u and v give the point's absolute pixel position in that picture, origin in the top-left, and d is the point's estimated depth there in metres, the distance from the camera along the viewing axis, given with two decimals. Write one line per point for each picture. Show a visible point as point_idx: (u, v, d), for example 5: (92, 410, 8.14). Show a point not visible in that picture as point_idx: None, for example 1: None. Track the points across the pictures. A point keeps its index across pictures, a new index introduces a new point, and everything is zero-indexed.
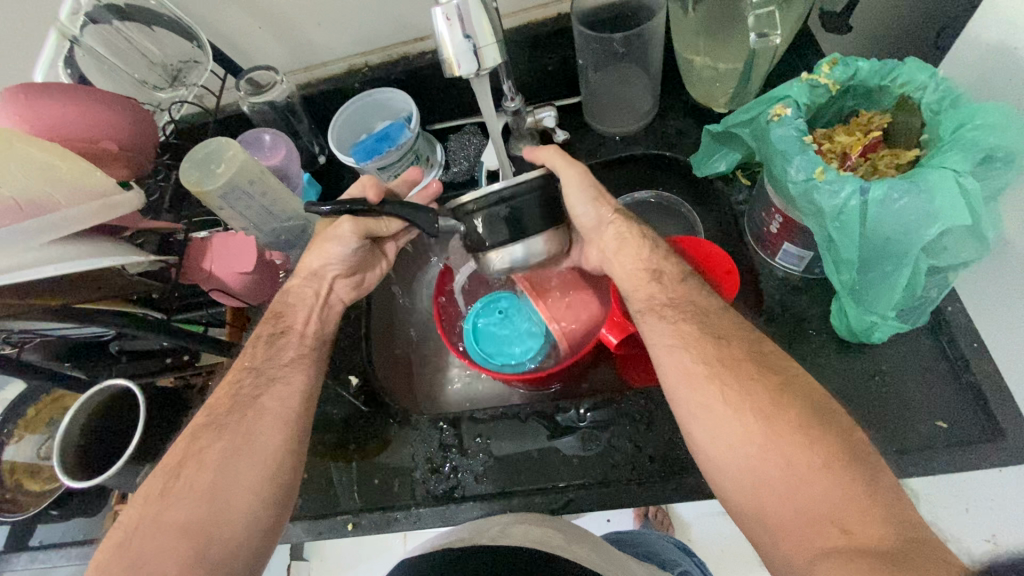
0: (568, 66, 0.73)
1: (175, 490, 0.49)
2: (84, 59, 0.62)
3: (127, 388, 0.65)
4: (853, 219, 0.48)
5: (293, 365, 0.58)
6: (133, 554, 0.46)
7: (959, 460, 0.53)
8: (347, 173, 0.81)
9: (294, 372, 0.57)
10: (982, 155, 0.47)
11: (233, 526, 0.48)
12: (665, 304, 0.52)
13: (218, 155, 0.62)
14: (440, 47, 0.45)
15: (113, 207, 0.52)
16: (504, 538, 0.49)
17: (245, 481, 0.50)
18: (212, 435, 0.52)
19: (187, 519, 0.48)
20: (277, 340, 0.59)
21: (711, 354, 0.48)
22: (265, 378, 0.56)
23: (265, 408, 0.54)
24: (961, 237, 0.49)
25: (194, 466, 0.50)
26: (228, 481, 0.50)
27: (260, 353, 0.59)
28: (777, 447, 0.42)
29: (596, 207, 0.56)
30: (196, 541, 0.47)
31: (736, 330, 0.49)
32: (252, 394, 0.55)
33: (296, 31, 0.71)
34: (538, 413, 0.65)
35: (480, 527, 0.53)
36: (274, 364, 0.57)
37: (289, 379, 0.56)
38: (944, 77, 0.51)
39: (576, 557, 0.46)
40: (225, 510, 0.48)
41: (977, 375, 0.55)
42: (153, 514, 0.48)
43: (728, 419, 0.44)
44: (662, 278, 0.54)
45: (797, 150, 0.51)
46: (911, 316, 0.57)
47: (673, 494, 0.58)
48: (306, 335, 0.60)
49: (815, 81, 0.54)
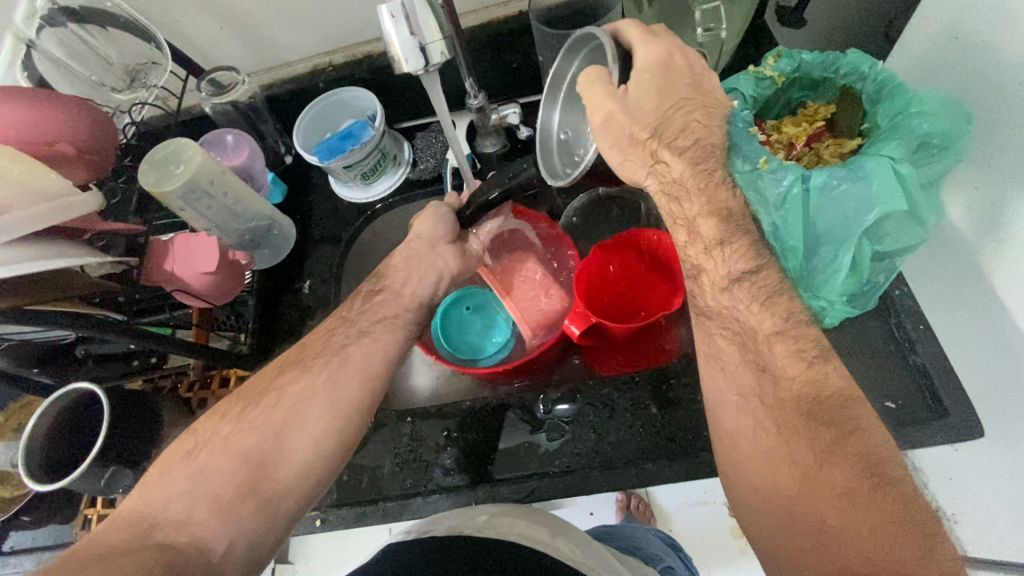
0: (530, 63, 0.75)
1: (251, 419, 0.49)
2: (40, 62, 0.62)
3: (79, 398, 0.64)
4: (797, 207, 0.50)
5: (382, 324, 0.59)
6: (196, 468, 0.46)
7: (907, 437, 0.55)
8: (314, 172, 0.82)
9: (383, 330, 0.59)
10: (918, 142, 0.48)
11: (288, 468, 0.47)
12: (705, 314, 0.49)
13: (177, 155, 0.63)
14: (388, 45, 0.46)
15: (65, 208, 0.53)
16: (488, 528, 0.47)
17: (312, 427, 0.49)
18: (297, 373, 0.53)
19: (251, 448, 0.47)
20: (375, 297, 0.62)
21: (750, 385, 0.44)
22: (356, 331, 0.58)
23: (349, 357, 0.55)
24: (903, 223, 0.51)
25: (274, 398, 0.51)
26: (295, 409, 0.50)
27: (358, 305, 0.61)
28: (766, 474, 0.41)
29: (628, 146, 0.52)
30: (254, 474, 0.46)
31: (791, 367, 0.43)
32: (341, 343, 0.56)
33: (258, 32, 0.71)
34: (505, 405, 0.66)
35: (466, 515, 0.52)
36: (367, 317, 0.60)
37: (376, 337, 0.58)
38: (884, 68, 0.53)
39: (559, 555, 0.45)
40: (283, 449, 0.48)
41: (923, 357, 0.58)
42: (225, 434, 0.49)
43: (740, 438, 0.43)
44: (700, 277, 0.50)
45: (744, 141, 0.53)
46: (862, 301, 0.58)
47: (635, 480, 0.60)
48: (401, 294, 0.63)
49: (761, 74, 0.55)
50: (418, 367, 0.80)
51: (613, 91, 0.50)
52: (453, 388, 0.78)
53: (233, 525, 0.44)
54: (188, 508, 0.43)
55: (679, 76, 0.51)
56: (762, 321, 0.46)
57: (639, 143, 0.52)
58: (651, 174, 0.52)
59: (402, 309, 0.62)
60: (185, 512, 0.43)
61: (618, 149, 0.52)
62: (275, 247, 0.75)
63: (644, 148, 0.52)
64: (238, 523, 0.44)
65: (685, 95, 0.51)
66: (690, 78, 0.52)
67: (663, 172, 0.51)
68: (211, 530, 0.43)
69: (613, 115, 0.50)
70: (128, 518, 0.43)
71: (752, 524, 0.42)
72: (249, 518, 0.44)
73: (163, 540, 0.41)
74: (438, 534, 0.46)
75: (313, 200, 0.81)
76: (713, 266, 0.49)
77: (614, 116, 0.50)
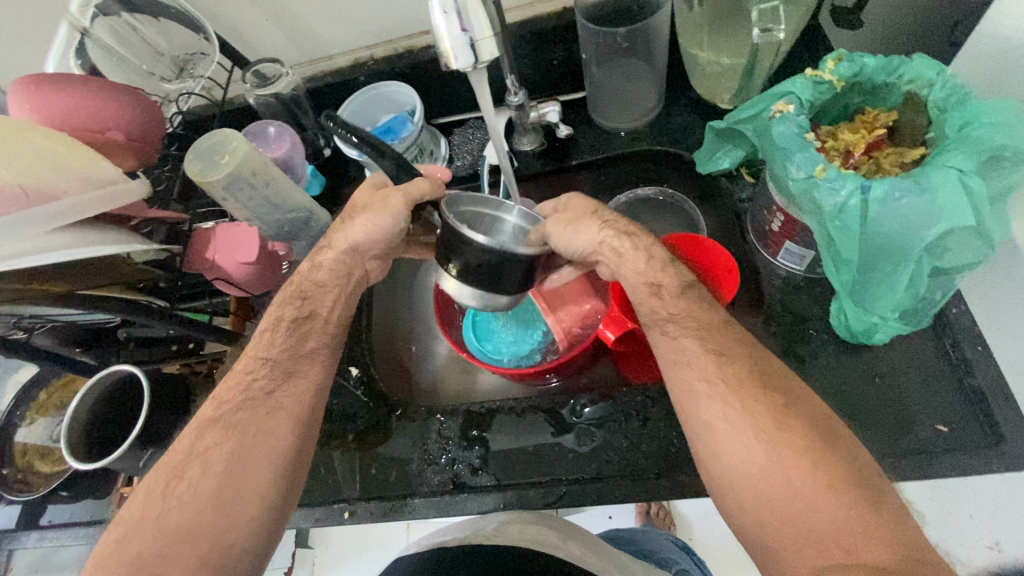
0: (572, 61, 0.73)
1: (180, 492, 0.48)
2: (92, 50, 0.63)
3: (119, 378, 0.66)
4: (853, 218, 0.48)
5: (309, 359, 0.56)
6: (134, 553, 0.46)
7: (960, 464, 0.52)
8: (352, 165, 0.82)
9: (311, 365, 0.56)
10: (989, 154, 0.46)
11: (236, 529, 0.48)
12: (668, 319, 0.50)
13: (222, 146, 0.64)
14: (438, 39, 0.45)
15: (116, 195, 0.54)
16: (496, 536, 0.48)
17: (253, 485, 0.49)
18: None
19: (187, 525, 0.47)
20: (302, 325, 0.57)
21: (712, 370, 0.47)
22: (279, 373, 0.55)
23: (279, 404, 0.53)
24: (966, 239, 0.48)
25: (197, 469, 0.49)
26: (226, 479, 0.49)
27: (284, 339, 0.56)
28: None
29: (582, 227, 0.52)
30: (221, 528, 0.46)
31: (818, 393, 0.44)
32: (266, 390, 0.53)
33: (302, 24, 0.71)
34: (536, 407, 0.65)
35: (478, 526, 0.53)
36: (290, 355, 0.56)
37: (305, 374, 0.55)
38: (952, 74, 0.50)
39: (568, 557, 0.46)
40: (230, 512, 0.48)
41: (980, 379, 0.55)
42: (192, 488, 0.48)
43: (773, 467, 0.42)
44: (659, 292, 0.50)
45: (798, 148, 0.50)
46: (915, 319, 0.56)
47: (667, 492, 0.58)
48: (331, 322, 0.58)
49: (819, 77, 0.53)
50: (448, 363, 0.81)
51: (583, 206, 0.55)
52: (479, 386, 0.78)
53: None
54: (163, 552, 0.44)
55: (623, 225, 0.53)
56: (710, 317, 0.50)
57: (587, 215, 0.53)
58: (606, 228, 0.52)
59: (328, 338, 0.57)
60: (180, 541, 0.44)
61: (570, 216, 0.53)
62: (312, 240, 0.74)
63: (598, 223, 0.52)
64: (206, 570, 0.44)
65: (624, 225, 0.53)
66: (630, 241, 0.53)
67: (614, 223, 0.52)
68: None
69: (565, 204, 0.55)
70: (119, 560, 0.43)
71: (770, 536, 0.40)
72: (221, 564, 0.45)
73: None
74: (448, 544, 0.47)
75: (350, 193, 0.81)
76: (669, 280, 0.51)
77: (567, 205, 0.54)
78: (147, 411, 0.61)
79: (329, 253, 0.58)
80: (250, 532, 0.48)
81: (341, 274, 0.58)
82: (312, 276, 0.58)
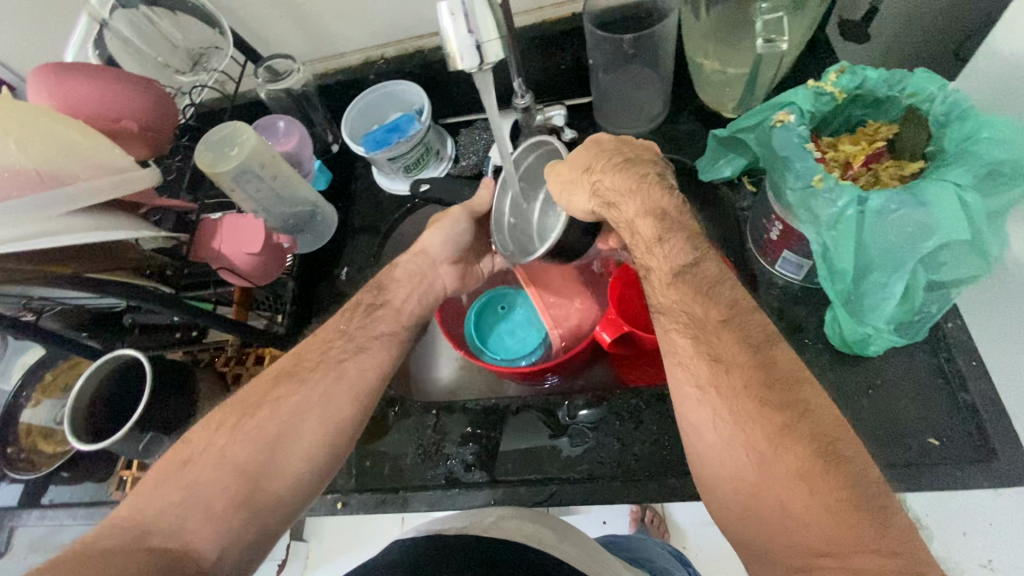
0: (579, 66, 0.74)
1: (236, 437, 0.49)
2: (111, 42, 0.65)
3: (125, 362, 0.67)
4: (850, 229, 0.48)
5: (382, 340, 0.58)
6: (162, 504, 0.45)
7: (952, 477, 0.52)
8: (359, 162, 0.84)
9: (382, 346, 0.58)
10: (986, 169, 0.46)
11: (283, 479, 0.48)
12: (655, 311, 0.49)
13: (232, 139, 0.65)
14: (445, 41, 0.46)
15: (130, 182, 0.55)
16: (494, 529, 0.48)
17: (289, 456, 0.49)
18: (293, 386, 0.52)
19: (237, 464, 0.47)
20: (375, 311, 0.60)
21: (705, 376, 0.44)
22: (359, 345, 0.57)
23: (348, 372, 0.54)
24: (962, 253, 0.49)
25: (249, 424, 0.50)
26: (273, 438, 0.49)
27: (356, 320, 0.59)
28: (783, 496, 0.38)
29: (571, 194, 0.52)
30: (250, 481, 0.47)
31: None
32: (340, 357, 0.55)
33: (316, 21, 0.72)
34: (535, 407, 0.66)
35: (475, 517, 0.53)
36: (367, 333, 0.58)
37: (377, 351, 0.57)
38: (955, 89, 0.50)
39: (563, 556, 0.46)
40: (276, 463, 0.48)
41: (974, 394, 0.55)
42: (221, 443, 0.48)
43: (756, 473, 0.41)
44: (649, 276, 0.50)
45: (798, 157, 0.51)
46: (910, 331, 0.56)
47: (658, 495, 0.59)
48: (403, 312, 0.61)
49: (822, 89, 0.54)
50: (447, 358, 0.81)
51: (579, 159, 0.53)
52: (471, 382, 0.79)
53: (224, 537, 0.44)
54: (183, 516, 0.44)
55: (630, 168, 0.51)
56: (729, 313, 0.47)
57: (577, 181, 0.52)
58: (593, 194, 0.51)
59: (401, 326, 0.60)
60: (177, 523, 0.44)
61: (562, 180, 0.53)
62: (317, 233, 0.77)
63: (590, 180, 0.51)
64: (229, 532, 0.45)
65: (630, 165, 0.51)
66: (645, 187, 0.50)
67: (601, 188, 0.50)
68: (204, 538, 0.43)
69: (560, 167, 0.54)
70: (121, 521, 0.44)
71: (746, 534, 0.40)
72: (242, 527, 0.45)
73: (157, 544, 0.42)
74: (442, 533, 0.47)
75: (356, 189, 0.83)
76: (657, 263, 0.49)
77: (570, 161, 0.53)
78: (150, 396, 0.62)
79: (404, 256, 0.65)
80: (288, 486, 0.49)
81: (414, 271, 0.64)
82: (392, 272, 0.64)
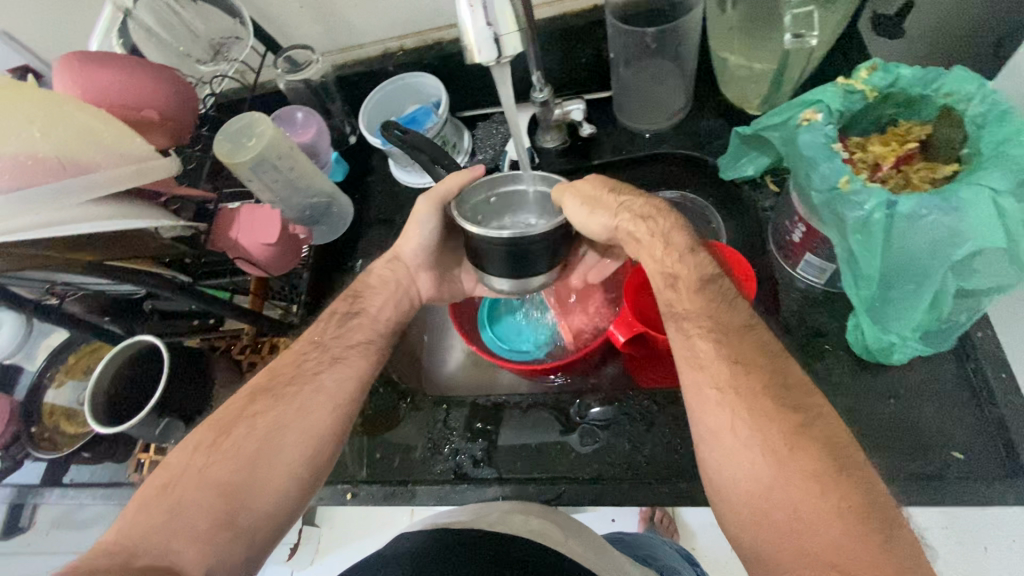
0: (600, 60, 0.73)
1: (223, 449, 0.50)
2: (135, 31, 0.66)
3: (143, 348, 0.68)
4: (876, 234, 0.47)
5: (356, 349, 0.58)
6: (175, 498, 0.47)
7: (975, 492, 0.50)
8: (376, 154, 0.84)
9: (357, 356, 0.58)
10: None
11: (263, 495, 0.48)
12: (679, 317, 0.47)
13: (251, 129, 0.66)
14: (463, 33, 0.46)
15: (149, 171, 0.55)
16: (500, 524, 0.48)
17: (286, 456, 0.50)
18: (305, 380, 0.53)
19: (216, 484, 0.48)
20: (349, 321, 0.60)
21: (724, 378, 0.43)
22: (329, 357, 0.57)
23: (322, 386, 0.54)
24: (997, 261, 0.46)
25: (244, 429, 0.51)
26: (266, 440, 0.50)
27: (331, 329, 0.60)
28: (797, 499, 0.38)
29: (589, 212, 0.50)
30: (230, 505, 0.47)
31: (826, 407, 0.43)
32: (315, 370, 0.56)
33: (336, 12, 0.72)
34: (548, 404, 0.65)
35: (480, 512, 0.53)
36: (341, 343, 0.58)
37: (351, 362, 0.57)
38: (994, 88, 0.48)
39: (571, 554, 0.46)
40: (257, 479, 0.49)
41: (1003, 408, 0.53)
42: (199, 466, 0.49)
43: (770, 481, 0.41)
44: (677, 284, 0.48)
45: (825, 157, 0.49)
46: (936, 340, 0.54)
47: (668, 498, 0.58)
48: (377, 320, 0.61)
49: (852, 86, 0.52)
50: (460, 353, 0.81)
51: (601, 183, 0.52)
52: (483, 377, 0.79)
53: (212, 559, 0.44)
54: (167, 540, 0.44)
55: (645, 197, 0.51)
56: (732, 319, 0.46)
57: (599, 199, 0.50)
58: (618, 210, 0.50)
59: (375, 334, 0.60)
60: (164, 542, 0.44)
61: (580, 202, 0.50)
62: (333, 226, 0.77)
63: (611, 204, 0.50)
64: (215, 549, 0.45)
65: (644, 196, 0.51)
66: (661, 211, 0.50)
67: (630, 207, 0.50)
68: (190, 559, 0.44)
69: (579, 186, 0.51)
70: (107, 549, 0.43)
71: (757, 541, 0.39)
72: (226, 544, 0.45)
73: (140, 566, 0.42)
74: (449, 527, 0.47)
75: (372, 181, 0.82)
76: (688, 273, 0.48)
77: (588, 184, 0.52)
78: (167, 382, 0.63)
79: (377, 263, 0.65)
80: (288, 482, 0.50)
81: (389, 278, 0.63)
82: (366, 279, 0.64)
